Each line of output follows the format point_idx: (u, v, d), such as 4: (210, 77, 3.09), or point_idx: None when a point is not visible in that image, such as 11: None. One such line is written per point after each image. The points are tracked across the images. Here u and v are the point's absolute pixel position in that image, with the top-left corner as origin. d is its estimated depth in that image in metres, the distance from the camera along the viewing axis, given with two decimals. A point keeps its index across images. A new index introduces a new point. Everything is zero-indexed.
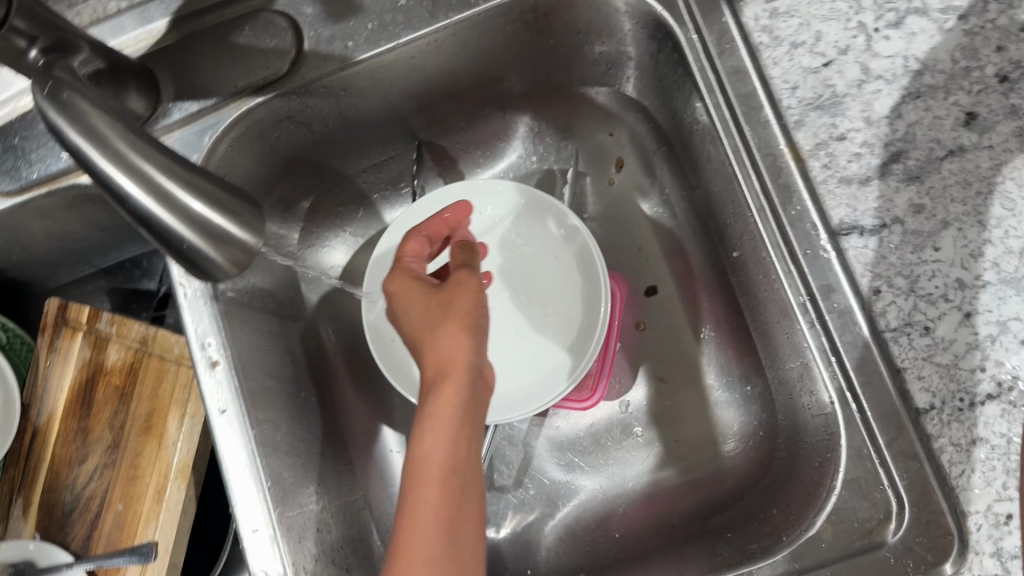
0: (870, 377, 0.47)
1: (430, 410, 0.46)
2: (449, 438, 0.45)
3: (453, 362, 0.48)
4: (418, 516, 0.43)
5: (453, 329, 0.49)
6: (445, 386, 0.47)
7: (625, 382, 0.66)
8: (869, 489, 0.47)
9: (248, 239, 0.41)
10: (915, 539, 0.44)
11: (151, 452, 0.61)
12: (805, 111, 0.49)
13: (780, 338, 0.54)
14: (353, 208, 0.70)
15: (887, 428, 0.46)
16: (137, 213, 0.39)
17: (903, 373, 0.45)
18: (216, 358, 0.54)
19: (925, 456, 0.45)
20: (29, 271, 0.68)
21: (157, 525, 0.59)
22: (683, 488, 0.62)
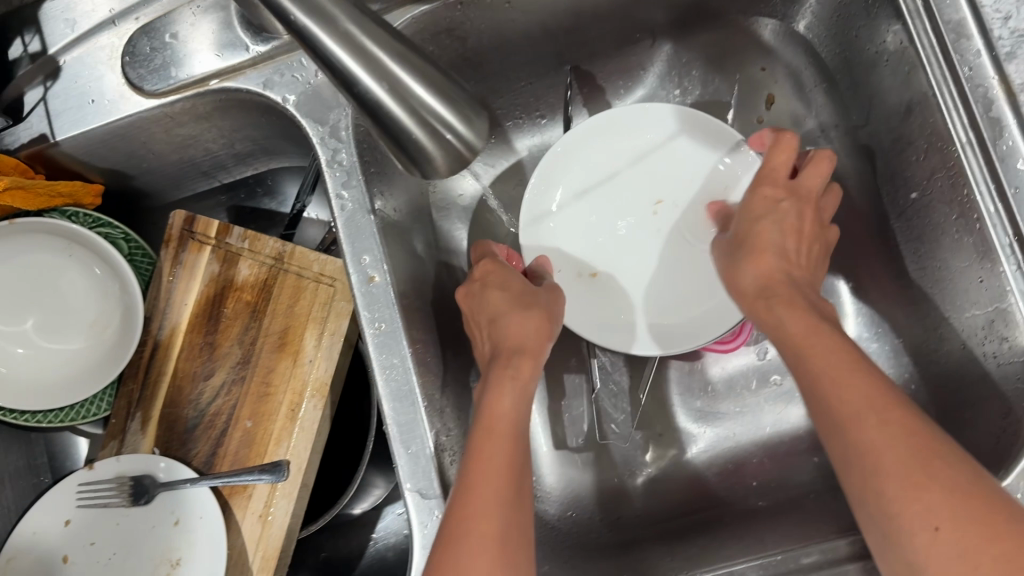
0: None
1: (513, 373, 0.52)
2: (517, 393, 0.51)
3: (524, 348, 0.53)
4: (489, 459, 0.46)
5: (513, 391, 0.51)
6: (499, 435, 0.48)
7: (764, 328, 0.65)
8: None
9: (463, 134, 0.38)
10: None
11: (286, 368, 0.59)
12: (1018, 43, 0.46)
13: (956, 285, 0.52)
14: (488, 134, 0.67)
15: None
16: (364, 99, 0.37)
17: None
18: (373, 274, 0.53)
19: None
20: (154, 181, 0.66)
21: (290, 444, 0.58)
22: (823, 438, 0.61)
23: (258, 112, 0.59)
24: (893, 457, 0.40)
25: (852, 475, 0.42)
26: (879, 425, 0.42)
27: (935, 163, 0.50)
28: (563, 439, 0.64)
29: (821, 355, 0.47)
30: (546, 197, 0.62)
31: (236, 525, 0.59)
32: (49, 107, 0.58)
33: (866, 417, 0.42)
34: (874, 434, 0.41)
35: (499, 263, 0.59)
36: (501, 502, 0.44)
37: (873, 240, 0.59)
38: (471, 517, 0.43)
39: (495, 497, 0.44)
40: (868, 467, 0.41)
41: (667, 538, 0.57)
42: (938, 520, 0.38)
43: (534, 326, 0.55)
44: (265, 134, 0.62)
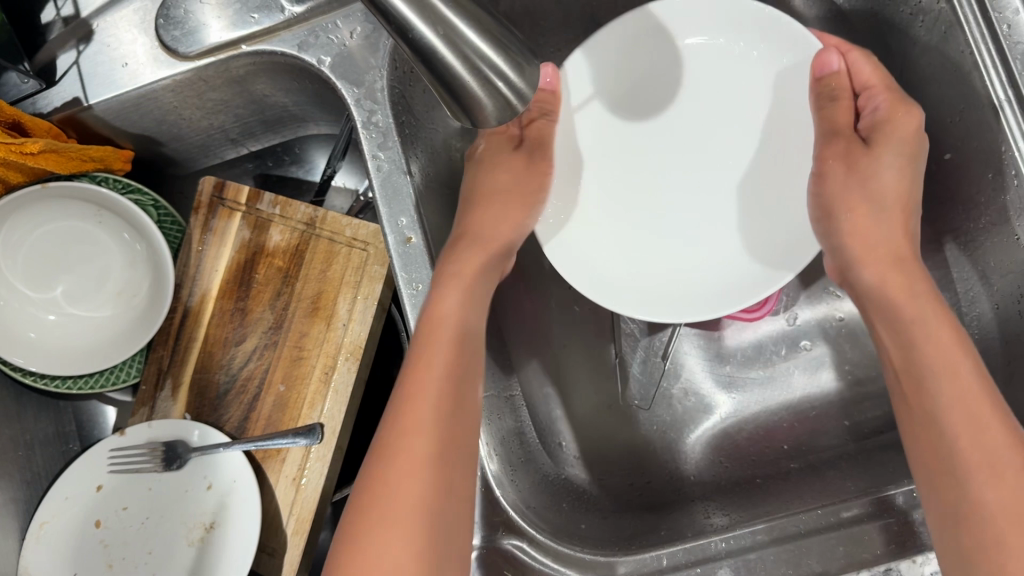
0: None
1: (415, 365, 0.49)
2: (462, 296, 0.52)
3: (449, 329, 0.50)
4: (408, 454, 0.45)
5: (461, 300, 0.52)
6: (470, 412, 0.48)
7: (793, 294, 0.64)
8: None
9: (515, 81, 0.38)
10: None
11: (319, 333, 0.60)
12: None
13: (991, 243, 0.52)
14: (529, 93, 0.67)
15: None
16: (418, 45, 0.36)
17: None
18: (411, 236, 0.52)
19: None
20: (184, 147, 0.66)
21: (324, 406, 0.59)
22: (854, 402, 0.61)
23: (292, 75, 0.59)
24: (991, 492, 0.41)
25: (916, 439, 0.46)
26: (976, 443, 0.43)
27: (971, 123, 0.51)
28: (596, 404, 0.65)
29: (939, 341, 0.47)
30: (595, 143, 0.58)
31: (270, 488, 0.59)
32: (82, 71, 0.58)
33: (987, 419, 0.43)
34: (978, 452, 0.42)
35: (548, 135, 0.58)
36: (436, 509, 0.44)
37: None
38: (387, 505, 0.43)
39: (412, 487, 0.44)
40: (968, 467, 0.42)
41: (709, 499, 0.57)
42: (993, 518, 0.40)
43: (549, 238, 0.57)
44: (297, 100, 0.63)
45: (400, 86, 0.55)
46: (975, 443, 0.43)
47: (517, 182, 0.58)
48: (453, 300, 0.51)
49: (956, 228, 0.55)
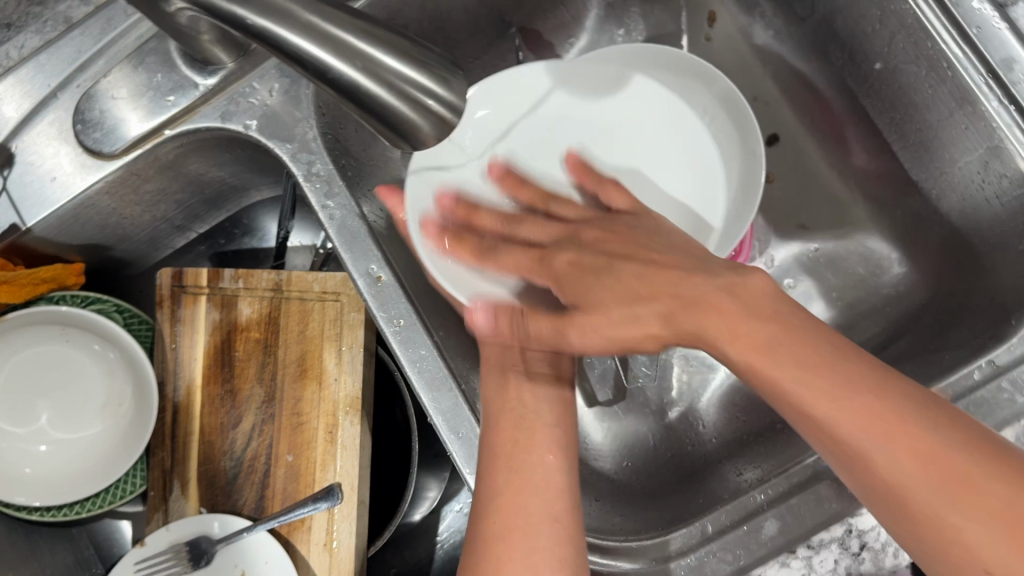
0: None
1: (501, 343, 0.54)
2: (518, 379, 0.53)
3: (511, 420, 0.50)
4: (508, 453, 0.48)
5: (500, 393, 0.52)
6: (558, 443, 0.50)
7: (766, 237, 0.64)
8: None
9: (448, 99, 0.38)
10: None
11: (313, 395, 0.59)
12: None
13: (941, 139, 0.52)
14: None
15: None
16: (340, 84, 0.36)
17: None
18: (380, 274, 0.52)
19: None
20: (133, 246, 0.65)
21: (336, 466, 0.58)
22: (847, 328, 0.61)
23: (222, 148, 0.58)
24: (973, 533, 0.35)
25: (885, 501, 0.38)
26: (926, 472, 0.36)
27: (892, 28, 0.51)
28: (604, 393, 0.64)
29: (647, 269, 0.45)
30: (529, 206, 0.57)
31: (303, 560, 0.58)
32: (12, 196, 0.56)
33: (891, 452, 0.36)
34: (957, 518, 0.35)
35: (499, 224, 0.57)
36: (555, 512, 0.46)
37: (850, 123, 0.60)
38: (513, 492, 0.47)
39: (534, 543, 0.45)
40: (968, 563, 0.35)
41: (735, 458, 0.57)
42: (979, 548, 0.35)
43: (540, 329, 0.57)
44: (232, 172, 0.62)
45: (331, 131, 0.55)
46: (956, 508, 0.35)
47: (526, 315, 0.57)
48: (506, 397, 0.51)
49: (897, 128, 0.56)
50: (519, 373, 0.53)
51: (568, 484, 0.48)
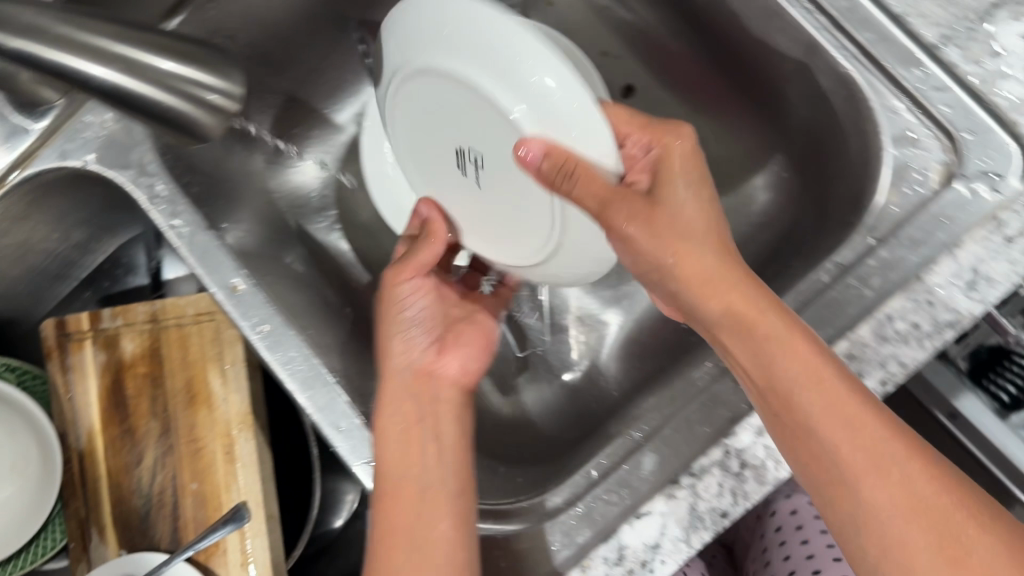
0: (879, 34, 0.48)
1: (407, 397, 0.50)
2: (418, 444, 0.49)
3: (412, 491, 0.47)
4: (398, 533, 0.46)
5: (403, 445, 0.48)
6: (458, 508, 0.46)
7: None
8: (911, 139, 0.47)
9: (223, 91, 0.42)
10: (979, 163, 0.45)
11: (206, 418, 0.59)
12: None
13: (771, 54, 0.53)
14: (323, 100, 0.67)
15: (911, 71, 0.47)
16: (104, 88, 0.40)
17: (902, 19, 0.48)
18: (236, 283, 0.51)
19: (956, 84, 0.46)
20: (11, 304, 0.64)
21: (239, 483, 0.58)
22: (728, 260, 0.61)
23: (73, 189, 0.58)
24: (889, 514, 0.38)
25: (817, 480, 0.41)
26: (861, 446, 0.39)
27: None
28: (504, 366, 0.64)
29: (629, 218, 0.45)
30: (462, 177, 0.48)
31: None
32: None
33: (851, 451, 0.39)
34: (882, 493, 0.38)
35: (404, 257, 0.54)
36: None
37: (692, 58, 0.60)
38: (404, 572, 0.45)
39: None
40: (863, 543, 0.39)
41: (630, 404, 0.57)
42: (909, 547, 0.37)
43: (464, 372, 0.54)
44: (92, 215, 0.63)
45: (172, 152, 0.55)
46: (886, 489, 0.38)
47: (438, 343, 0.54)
48: (411, 465, 0.48)
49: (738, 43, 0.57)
50: (427, 429, 0.50)
51: (472, 559, 0.45)
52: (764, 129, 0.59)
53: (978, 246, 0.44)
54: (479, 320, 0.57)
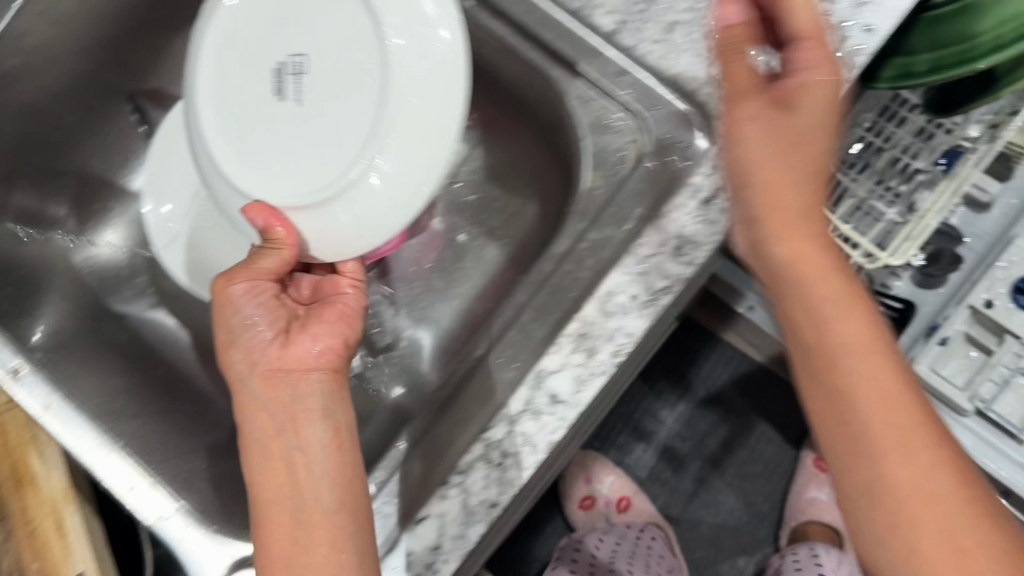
0: (554, 31, 0.52)
1: (271, 397, 0.44)
2: (274, 464, 0.43)
3: (287, 531, 0.42)
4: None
5: (271, 475, 0.43)
6: (339, 526, 0.41)
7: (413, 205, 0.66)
8: (608, 124, 0.52)
9: None
10: (664, 133, 0.49)
11: (35, 499, 0.58)
12: None
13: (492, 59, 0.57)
14: (116, 173, 0.68)
15: (588, 65, 0.52)
16: None
17: (581, 13, 0.52)
18: (17, 365, 0.50)
19: (632, 66, 0.51)
20: None
21: (76, 555, 0.57)
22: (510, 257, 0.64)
23: None
24: (909, 484, 0.36)
25: (841, 442, 0.38)
26: (891, 420, 0.37)
27: None
28: None
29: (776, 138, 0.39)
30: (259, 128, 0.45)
31: None
32: None
33: (895, 419, 0.37)
34: (900, 470, 0.37)
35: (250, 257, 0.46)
36: None
37: None
38: None
39: None
40: (883, 499, 0.37)
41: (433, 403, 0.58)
42: (916, 528, 0.36)
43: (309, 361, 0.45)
44: None
45: None
46: (904, 464, 0.37)
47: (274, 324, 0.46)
48: (284, 497, 0.42)
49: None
50: (291, 435, 0.43)
51: None
52: (511, 126, 0.61)
53: (677, 214, 0.47)
54: (337, 300, 0.48)
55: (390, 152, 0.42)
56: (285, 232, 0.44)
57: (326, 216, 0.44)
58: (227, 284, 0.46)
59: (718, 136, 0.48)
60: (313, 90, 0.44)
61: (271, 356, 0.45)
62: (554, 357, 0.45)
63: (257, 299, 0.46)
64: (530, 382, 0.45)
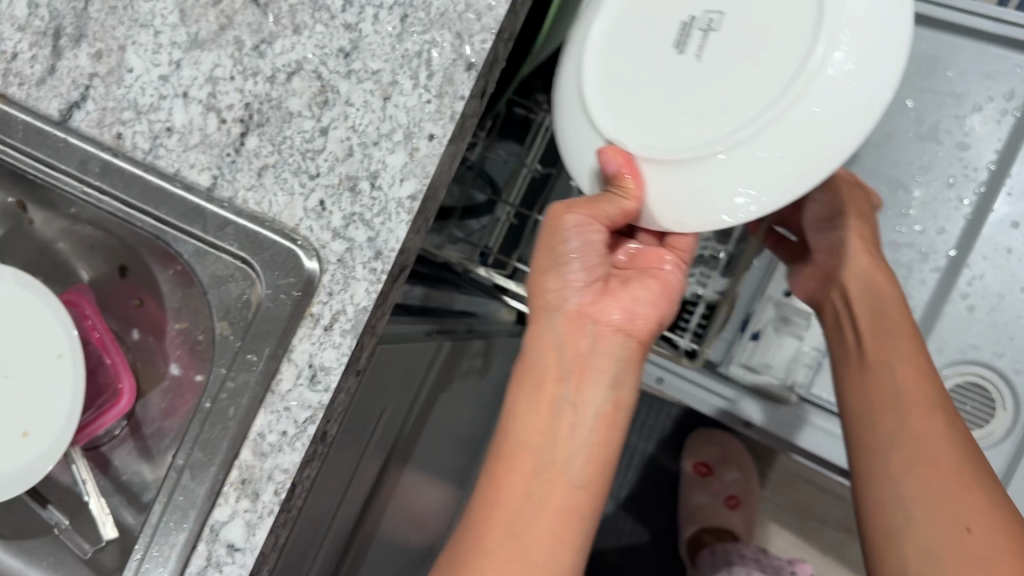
0: (203, 153, 0.42)
1: (589, 365, 0.43)
2: (529, 421, 0.43)
3: (530, 470, 0.42)
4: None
5: (533, 423, 0.43)
6: (567, 508, 0.42)
7: (150, 365, 0.56)
8: (223, 276, 0.42)
9: None
10: (375, 221, 0.40)
11: None
12: None
13: (168, 167, 0.42)
14: None
15: (261, 169, 0.41)
16: None
17: (179, 174, 0.42)
18: None
19: (301, 170, 0.41)
20: None
21: None
22: (244, 401, 0.40)
23: None
24: (924, 491, 0.46)
25: (876, 454, 0.49)
26: (911, 442, 0.48)
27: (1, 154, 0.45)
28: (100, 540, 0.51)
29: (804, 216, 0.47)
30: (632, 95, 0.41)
31: None
32: None
33: (926, 418, 0.48)
34: (921, 496, 0.46)
35: (591, 203, 0.40)
36: None
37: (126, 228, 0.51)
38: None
39: None
40: (884, 509, 0.47)
41: None
42: (914, 531, 0.46)
43: (609, 356, 0.43)
44: None
45: None
46: (915, 480, 0.46)
47: (624, 312, 0.43)
48: (535, 428, 0.43)
49: (78, 219, 0.53)
50: (571, 384, 0.43)
51: None
52: (200, 226, 0.41)
53: (303, 344, 0.40)
54: (653, 275, 0.45)
55: (744, 154, 0.37)
56: (635, 183, 0.40)
57: (692, 177, 0.39)
58: (564, 213, 0.41)
59: (361, 233, 0.40)
60: (721, 52, 0.38)
61: (575, 301, 0.43)
62: (222, 507, 0.40)
63: (577, 233, 0.41)
64: (250, 447, 0.40)
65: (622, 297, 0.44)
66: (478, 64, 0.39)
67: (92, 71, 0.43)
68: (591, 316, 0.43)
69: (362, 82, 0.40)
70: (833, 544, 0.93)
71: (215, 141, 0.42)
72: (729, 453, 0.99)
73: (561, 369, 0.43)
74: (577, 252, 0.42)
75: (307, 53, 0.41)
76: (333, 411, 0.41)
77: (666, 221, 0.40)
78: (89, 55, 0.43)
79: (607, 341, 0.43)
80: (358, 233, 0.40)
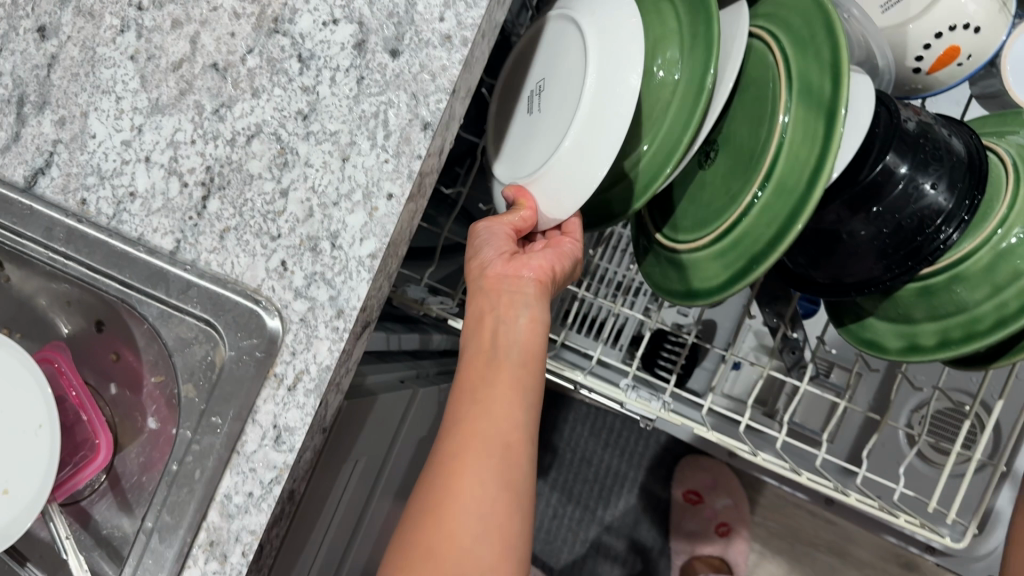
0: (166, 217, 0.42)
1: (503, 294, 0.48)
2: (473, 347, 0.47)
3: (479, 369, 0.45)
4: (465, 487, 0.41)
5: (479, 341, 0.46)
6: (520, 386, 0.45)
7: (125, 420, 0.56)
8: (188, 339, 0.43)
9: None
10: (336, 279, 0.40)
11: None
12: None
13: (131, 232, 0.42)
14: None
15: (223, 232, 0.42)
16: None
17: (142, 238, 0.42)
18: None
19: (262, 232, 0.41)
20: None
21: None
22: (209, 461, 0.40)
23: None
24: None
25: None
26: None
27: None
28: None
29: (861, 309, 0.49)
30: (512, 155, 0.55)
31: None
32: None
33: None
34: None
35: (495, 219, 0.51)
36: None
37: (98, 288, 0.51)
38: (453, 502, 0.41)
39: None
40: None
41: None
42: None
43: (523, 288, 0.48)
44: None
45: None
46: None
47: (531, 266, 0.50)
48: (479, 345, 0.46)
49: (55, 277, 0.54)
50: (500, 312, 0.47)
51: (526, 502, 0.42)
52: (164, 290, 0.42)
53: (267, 405, 0.40)
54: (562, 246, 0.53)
55: (578, 143, 0.48)
56: (528, 201, 0.51)
57: (553, 177, 0.50)
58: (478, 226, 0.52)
59: (322, 292, 0.40)
60: (553, 96, 0.52)
61: (492, 265, 0.49)
62: (192, 569, 0.40)
63: (491, 230, 0.51)
64: (217, 507, 0.40)
65: (535, 257, 0.50)
66: (433, 124, 0.40)
67: (56, 138, 0.44)
68: (502, 268, 0.49)
69: (321, 142, 0.41)
70: (824, 568, 0.98)
71: (177, 205, 0.42)
72: (719, 479, 1.04)
73: (490, 305, 0.48)
74: (482, 238, 0.51)
75: (266, 116, 0.41)
76: (299, 469, 0.41)
77: (556, 213, 0.50)
78: (52, 121, 0.44)
79: (527, 284, 0.48)
80: (318, 291, 0.40)
